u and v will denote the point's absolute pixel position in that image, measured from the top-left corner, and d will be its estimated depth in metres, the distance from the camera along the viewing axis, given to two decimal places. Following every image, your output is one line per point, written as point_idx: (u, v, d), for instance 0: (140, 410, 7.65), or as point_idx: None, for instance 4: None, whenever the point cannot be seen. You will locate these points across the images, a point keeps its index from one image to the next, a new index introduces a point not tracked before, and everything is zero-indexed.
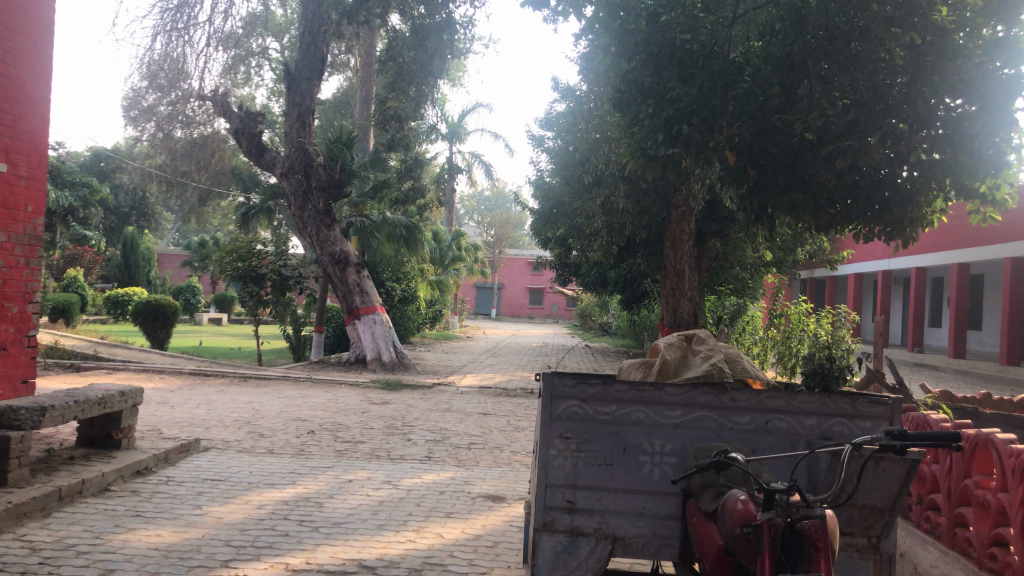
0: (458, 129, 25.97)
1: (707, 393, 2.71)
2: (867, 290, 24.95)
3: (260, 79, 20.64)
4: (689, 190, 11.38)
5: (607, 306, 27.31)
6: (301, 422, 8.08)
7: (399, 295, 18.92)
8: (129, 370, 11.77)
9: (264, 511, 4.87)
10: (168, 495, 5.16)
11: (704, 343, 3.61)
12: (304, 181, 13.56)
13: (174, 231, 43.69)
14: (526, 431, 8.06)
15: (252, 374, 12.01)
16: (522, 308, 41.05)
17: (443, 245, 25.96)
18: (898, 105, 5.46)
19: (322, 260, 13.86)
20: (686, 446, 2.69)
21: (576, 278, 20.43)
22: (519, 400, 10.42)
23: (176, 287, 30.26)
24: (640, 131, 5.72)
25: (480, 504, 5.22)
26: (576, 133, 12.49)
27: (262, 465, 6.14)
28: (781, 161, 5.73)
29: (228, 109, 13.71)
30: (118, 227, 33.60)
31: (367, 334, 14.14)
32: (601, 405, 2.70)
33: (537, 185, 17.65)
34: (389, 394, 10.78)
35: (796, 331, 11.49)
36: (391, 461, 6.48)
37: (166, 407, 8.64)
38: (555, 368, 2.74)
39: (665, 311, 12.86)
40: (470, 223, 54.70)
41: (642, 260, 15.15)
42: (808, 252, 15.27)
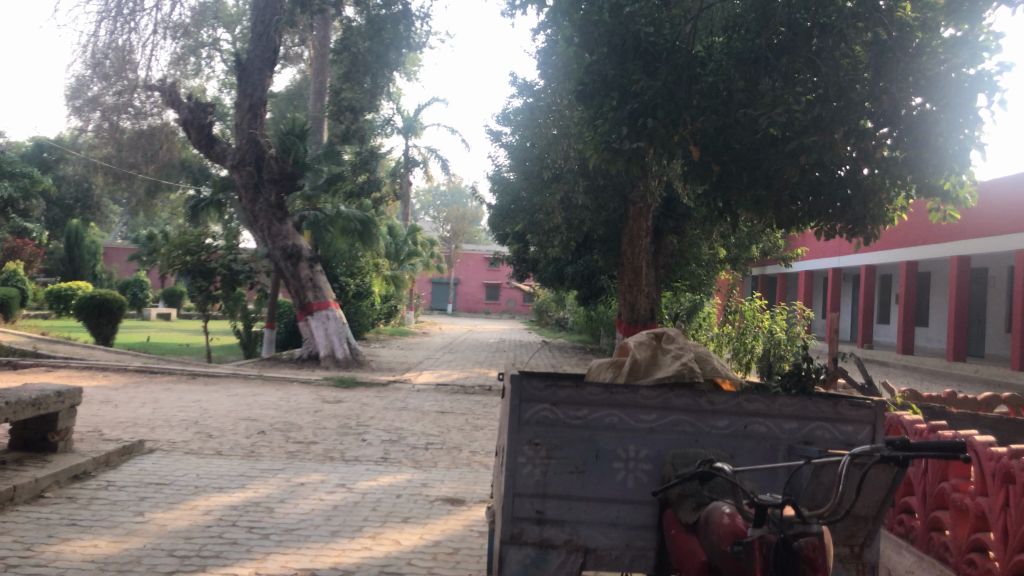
0: (414, 123, 25.70)
1: (684, 395, 2.57)
2: (819, 286, 25.25)
3: (211, 69, 20.13)
4: (646, 187, 11.32)
5: (563, 302, 27.28)
6: (251, 421, 7.82)
7: (353, 290, 18.64)
8: (71, 368, 11.35)
9: (211, 518, 4.63)
10: (108, 501, 4.89)
11: (674, 342, 3.47)
12: (255, 174, 13.24)
13: (122, 224, 42.70)
14: (485, 430, 7.90)
15: (201, 371, 11.66)
16: (478, 304, 40.89)
17: (398, 240, 25.65)
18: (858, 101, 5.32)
19: (273, 255, 13.58)
20: (663, 452, 2.55)
21: (532, 273, 20.34)
22: (476, 398, 10.26)
23: (123, 281, 29.55)
24: (604, 124, 5.57)
25: (439, 507, 5.04)
26: (534, 128, 12.34)
27: (210, 467, 5.88)
28: (744, 156, 5.59)
29: (177, 98, 13.29)
30: (62, 220, 32.71)
31: (320, 330, 13.82)
32: (572, 409, 2.54)
33: (494, 179, 17.49)
34: (343, 391, 10.53)
35: (751, 326, 11.52)
36: (346, 462, 6.26)
37: (110, 406, 8.31)
38: (523, 370, 2.57)
39: (622, 307, 12.79)
40: (426, 217, 54.36)
41: (599, 256, 15.07)
42: (763, 249, 15.35)
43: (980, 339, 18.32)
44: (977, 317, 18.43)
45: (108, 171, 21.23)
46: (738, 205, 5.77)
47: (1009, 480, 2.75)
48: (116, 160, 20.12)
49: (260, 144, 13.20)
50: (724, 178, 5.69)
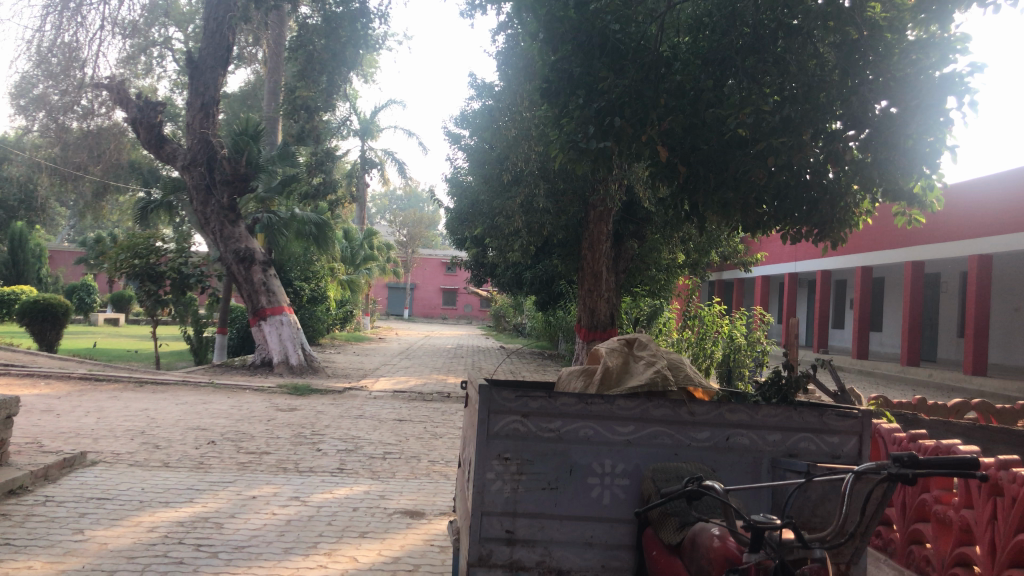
0: (371, 126, 25.39)
1: (663, 405, 2.41)
2: (774, 292, 25.47)
3: (162, 69, 19.65)
4: (606, 190, 11.25)
5: (521, 307, 27.17)
6: (200, 431, 7.52)
7: (307, 294, 18.29)
8: (11, 375, 10.89)
9: (156, 535, 4.36)
10: (45, 518, 4.59)
11: (646, 348, 3.32)
12: (207, 174, 12.88)
13: (69, 227, 41.59)
14: (445, 438, 7.69)
15: (149, 378, 11.27)
16: (435, 309, 40.60)
17: (354, 244, 25.31)
18: (824, 108, 5.33)
19: (224, 258, 13.19)
20: (641, 467, 2.39)
21: (491, 278, 20.18)
22: (434, 405, 10.04)
23: (69, 285, 28.77)
24: (570, 122, 5.41)
25: (398, 521, 4.83)
26: (493, 129, 12.20)
27: (156, 480, 5.59)
28: (712, 157, 5.48)
29: (126, 97, 12.88)
30: (6, 221, 31.76)
31: (274, 335, 13.49)
32: (544, 421, 2.38)
33: (452, 182, 17.30)
34: (297, 399, 10.24)
35: (711, 331, 11.52)
36: (300, 474, 6.01)
37: (51, 416, 7.94)
38: (491, 379, 2.40)
39: (582, 312, 12.67)
40: (382, 221, 53.93)
41: (558, 261, 14.96)
42: (723, 254, 15.37)
43: (932, 344, 18.61)
44: (929, 322, 18.72)
45: (53, 172, 20.62)
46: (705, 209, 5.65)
47: (997, 491, 2.64)
48: (61, 161, 19.53)
49: (212, 144, 12.87)
50: (691, 179, 5.57)
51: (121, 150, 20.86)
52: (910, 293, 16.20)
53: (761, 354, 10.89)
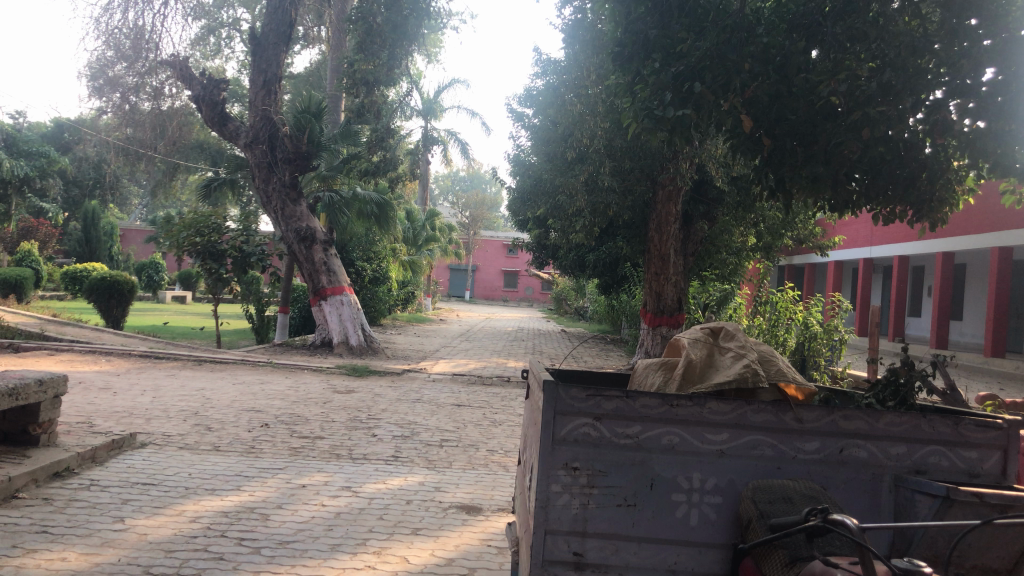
0: (434, 106, 25.10)
1: (764, 410, 2.03)
2: (847, 277, 24.53)
3: (230, 50, 19.71)
4: (676, 168, 10.79)
5: (583, 290, 26.75)
6: (254, 413, 7.33)
7: (369, 275, 18.19)
8: (74, 352, 10.92)
9: (198, 527, 4.12)
10: (87, 504, 4.39)
11: (733, 339, 2.92)
12: (269, 153, 12.72)
13: (141, 206, 42.55)
14: (505, 426, 7.36)
15: (208, 356, 11.22)
16: (496, 292, 40.33)
17: (416, 225, 25.16)
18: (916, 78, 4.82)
19: (286, 238, 13.03)
20: (736, 484, 2.03)
21: (553, 261, 19.77)
22: (494, 390, 9.73)
23: (139, 263, 29.34)
24: (645, 90, 5.01)
25: (453, 517, 4.51)
26: (559, 105, 11.81)
27: (204, 465, 5.37)
28: (800, 129, 4.99)
29: (190, 75, 12.76)
30: (80, 199, 32.53)
31: (334, 316, 13.31)
32: (620, 425, 2.02)
33: (516, 161, 16.94)
34: (355, 381, 10.03)
35: (783, 318, 10.96)
36: (353, 461, 5.73)
37: (107, 394, 7.85)
38: (557, 375, 2.05)
39: (648, 296, 12.24)
40: (445, 203, 53.90)
41: (623, 243, 14.52)
42: (798, 238, 14.68)
43: (1018, 334, 17.66)
44: (1016, 310, 17.72)
45: (122, 151, 20.91)
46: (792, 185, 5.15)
47: None
48: (129, 141, 19.76)
49: (274, 121, 12.71)
50: (777, 152, 5.09)
51: (188, 129, 21.04)
52: (995, 280, 15.34)
53: (838, 341, 10.33)
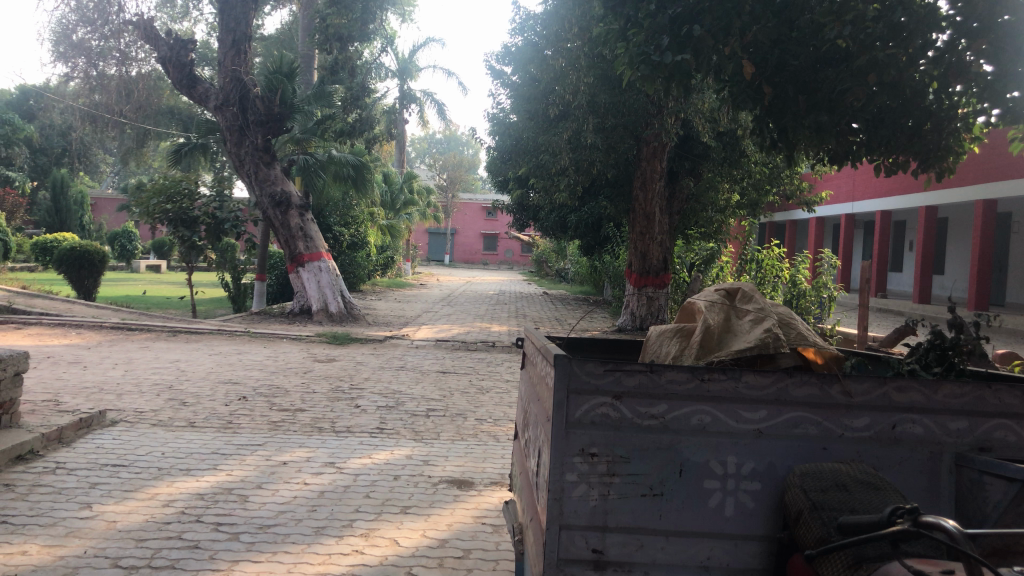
0: (409, 66, 24.55)
1: (807, 383, 1.77)
2: (828, 233, 24.44)
3: (199, 12, 19.07)
4: (661, 123, 10.52)
5: (565, 252, 26.53)
6: (232, 385, 7.05)
7: (347, 240, 17.84)
8: (43, 325, 10.54)
9: (172, 512, 3.85)
10: (52, 489, 4.10)
11: (751, 302, 2.66)
12: (240, 115, 12.26)
13: (113, 175, 41.69)
14: (492, 393, 7.12)
15: (184, 327, 10.87)
16: (476, 255, 40.03)
17: (394, 188, 24.76)
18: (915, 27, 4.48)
19: (261, 203, 12.62)
20: (777, 467, 1.79)
21: (534, 223, 19.47)
22: (479, 355, 9.50)
23: (112, 232, 28.77)
24: (639, 35, 4.71)
25: (443, 493, 4.27)
26: (540, 60, 11.46)
27: (178, 443, 5.09)
28: (802, 76, 4.75)
29: (156, 34, 12.26)
30: (49, 168, 31.69)
31: (312, 283, 12.95)
32: (644, 404, 1.77)
33: (495, 121, 16.57)
34: (335, 349, 9.75)
35: (771, 276, 10.77)
36: (336, 435, 5.46)
37: (77, 369, 7.53)
38: (568, 349, 1.80)
39: (633, 256, 12.01)
40: (421, 166, 53.30)
41: (606, 203, 14.26)
42: (784, 194, 14.44)
43: (1001, 288, 17.67)
44: (998, 264, 17.70)
45: (88, 116, 20.34)
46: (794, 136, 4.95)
47: None
48: (96, 107, 19.20)
49: (245, 82, 12.21)
50: (777, 102, 4.85)
51: (157, 94, 20.48)
52: (978, 233, 15.25)
53: (827, 297, 10.15)
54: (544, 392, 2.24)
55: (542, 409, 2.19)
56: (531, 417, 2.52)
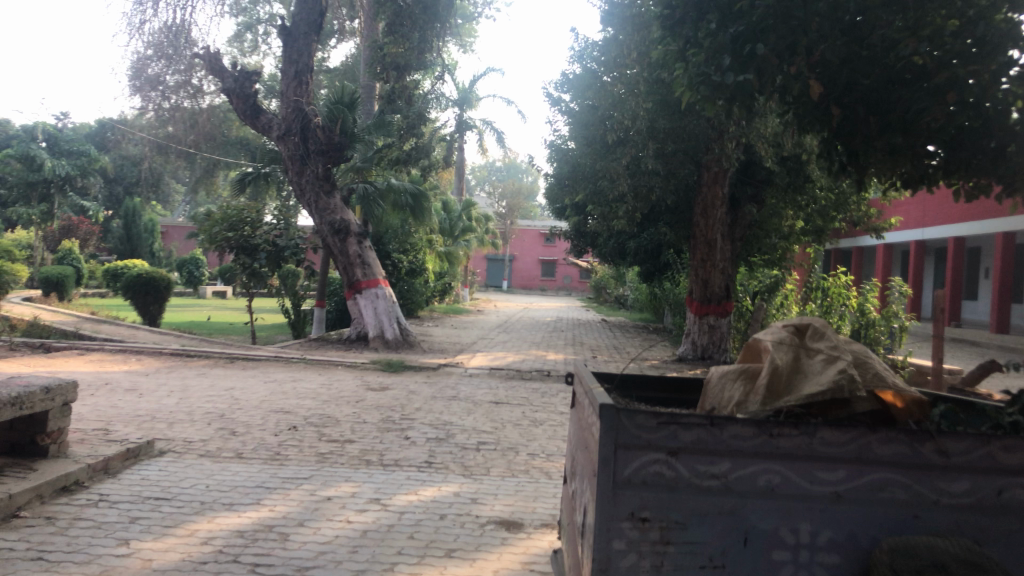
0: (469, 95, 24.58)
1: (893, 443, 1.85)
2: (898, 260, 23.61)
3: (266, 46, 19.43)
4: (722, 148, 10.23)
5: (625, 279, 26.23)
6: (283, 415, 6.94)
7: (406, 267, 17.77)
8: (105, 351, 10.67)
9: (209, 550, 3.72)
10: (92, 523, 4.01)
11: (824, 340, 2.42)
12: (301, 145, 12.29)
13: (184, 204, 42.73)
14: (546, 426, 6.88)
15: (241, 354, 10.89)
16: (535, 281, 39.83)
17: (453, 215, 24.76)
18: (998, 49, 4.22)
19: (320, 230, 12.66)
20: (859, 538, 1.87)
21: (592, 249, 19.16)
22: (534, 386, 9.27)
23: (179, 258, 29.35)
24: (701, 53, 4.56)
25: (491, 535, 4.06)
26: (599, 86, 11.27)
27: (223, 475, 4.98)
28: (873, 96, 4.47)
29: (221, 67, 12.41)
30: (121, 197, 32.60)
31: (369, 309, 12.90)
32: (703, 463, 1.88)
33: (553, 147, 16.39)
34: (389, 377, 9.64)
35: (837, 304, 10.40)
36: (383, 469, 5.30)
37: (132, 396, 7.53)
38: (619, 404, 1.91)
39: (694, 284, 11.70)
40: (481, 193, 53.48)
41: (667, 230, 13.92)
42: (853, 220, 13.93)
43: None
44: None
45: (157, 146, 20.79)
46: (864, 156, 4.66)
47: None
48: (166, 138, 19.64)
49: (306, 111, 12.27)
50: (846, 123, 4.58)
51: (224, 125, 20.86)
52: None
53: (898, 327, 9.58)
54: (585, 431, 2.31)
55: (583, 443, 2.30)
56: (574, 456, 2.58)
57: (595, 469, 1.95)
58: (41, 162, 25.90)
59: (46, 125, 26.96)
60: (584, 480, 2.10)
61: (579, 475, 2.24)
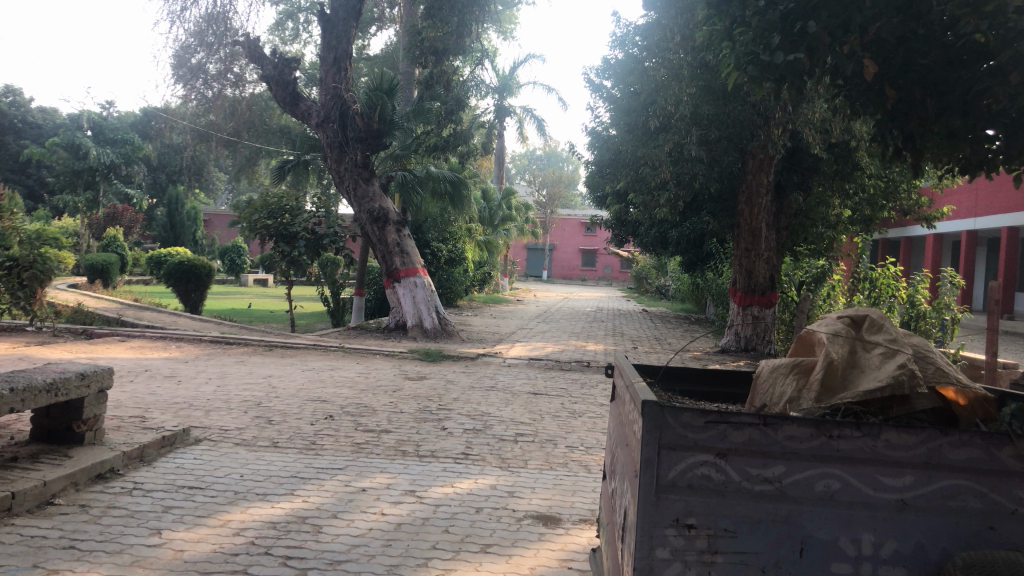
0: (509, 83, 24.44)
1: (966, 445, 1.74)
2: (948, 250, 23.01)
3: (306, 35, 19.47)
4: (768, 134, 9.97)
5: (667, 269, 25.93)
6: (320, 404, 6.90)
7: (445, 256, 17.73)
8: (146, 338, 10.76)
9: (241, 542, 3.67)
10: (125, 513, 3.98)
11: (881, 331, 2.27)
12: (340, 132, 12.27)
13: (227, 193, 43.20)
14: (585, 418, 6.75)
15: (280, 341, 10.91)
16: (575, 271, 39.64)
17: (493, 204, 24.68)
18: None
19: (359, 218, 12.65)
20: (927, 549, 1.77)
21: (633, 238, 18.93)
22: (573, 377, 9.13)
23: (222, 246, 29.64)
24: (748, 33, 4.38)
25: (528, 531, 3.95)
26: (641, 71, 11.06)
27: (258, 465, 4.94)
28: (931, 76, 4.27)
29: (262, 55, 12.45)
30: (165, 185, 33.05)
31: (408, 298, 12.86)
32: (756, 466, 1.80)
33: (594, 135, 16.21)
34: (427, 366, 9.58)
35: (886, 296, 10.07)
36: (419, 460, 5.22)
37: (171, 383, 7.56)
38: (663, 402, 1.84)
39: (738, 274, 11.49)
40: (522, 182, 53.34)
41: (709, 218, 13.69)
42: (902, 209, 13.56)
43: None
44: None
45: (199, 135, 21.00)
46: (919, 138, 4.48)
47: None
48: (208, 126, 19.81)
49: (344, 98, 12.23)
50: (902, 105, 4.43)
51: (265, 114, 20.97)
52: None
53: (949, 320, 9.22)
54: (623, 425, 2.23)
55: (622, 438, 2.22)
56: (611, 453, 2.48)
57: (637, 471, 1.87)
58: (87, 150, 26.34)
59: (92, 113, 27.39)
60: (622, 480, 2.02)
61: (617, 472, 2.17)
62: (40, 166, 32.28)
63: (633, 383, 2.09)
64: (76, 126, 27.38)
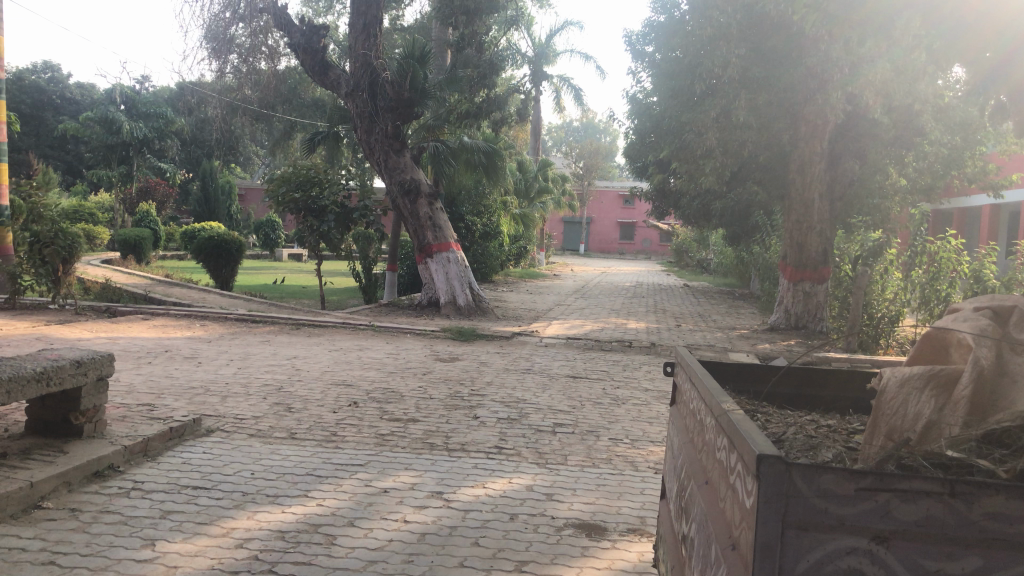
0: (547, 51, 23.72)
1: None
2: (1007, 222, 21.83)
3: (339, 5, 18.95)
4: (825, 99, 9.32)
5: (710, 241, 25.11)
6: (344, 389, 6.47)
7: (480, 230, 17.25)
8: (170, 316, 10.43)
9: (243, 556, 3.22)
10: (119, 519, 3.56)
11: None
12: (370, 101, 11.78)
13: (263, 166, 43.08)
14: (629, 405, 6.24)
15: (308, 319, 10.51)
16: (612, 244, 38.92)
17: (528, 176, 24.03)
18: None
19: (391, 191, 12.19)
20: None
21: (674, 211, 18.24)
22: (614, 358, 8.61)
23: (257, 221, 29.43)
24: None
25: (568, 544, 3.46)
26: (685, 32, 10.46)
27: (271, 460, 4.50)
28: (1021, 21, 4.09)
29: (290, 23, 12.00)
30: (201, 160, 32.92)
31: (440, 274, 12.39)
32: (932, 557, 1.33)
33: (636, 102, 15.53)
34: (460, 346, 9.12)
35: (945, 270, 9.26)
36: (448, 455, 4.75)
37: (190, 365, 7.18)
38: (793, 464, 1.39)
39: (788, 248, 10.77)
40: (558, 154, 52.49)
41: (757, 188, 13.03)
42: (965, 178, 12.73)
43: None
44: None
45: (231, 107, 20.67)
46: (1014, 76, 4.24)
47: None
48: (239, 98, 19.48)
49: (374, 66, 11.69)
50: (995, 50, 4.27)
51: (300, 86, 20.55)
52: None
53: None
54: (708, 462, 1.80)
55: (711, 474, 1.79)
56: (683, 481, 2.05)
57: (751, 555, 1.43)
58: (120, 125, 26.24)
59: (126, 87, 27.22)
60: (718, 550, 1.60)
61: (700, 525, 1.75)
62: (77, 142, 32.32)
63: (725, 413, 1.67)
64: (109, 101, 27.26)
